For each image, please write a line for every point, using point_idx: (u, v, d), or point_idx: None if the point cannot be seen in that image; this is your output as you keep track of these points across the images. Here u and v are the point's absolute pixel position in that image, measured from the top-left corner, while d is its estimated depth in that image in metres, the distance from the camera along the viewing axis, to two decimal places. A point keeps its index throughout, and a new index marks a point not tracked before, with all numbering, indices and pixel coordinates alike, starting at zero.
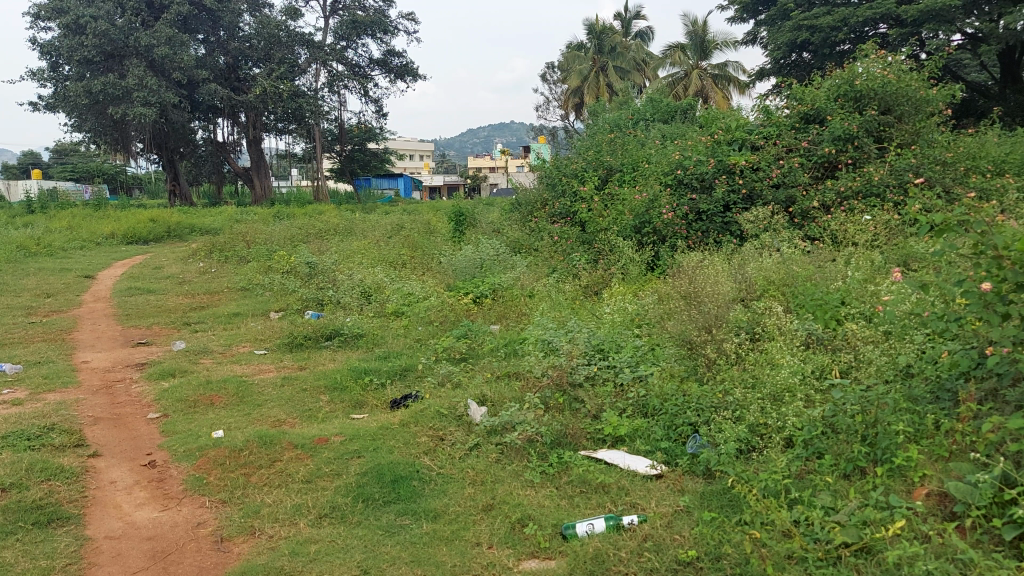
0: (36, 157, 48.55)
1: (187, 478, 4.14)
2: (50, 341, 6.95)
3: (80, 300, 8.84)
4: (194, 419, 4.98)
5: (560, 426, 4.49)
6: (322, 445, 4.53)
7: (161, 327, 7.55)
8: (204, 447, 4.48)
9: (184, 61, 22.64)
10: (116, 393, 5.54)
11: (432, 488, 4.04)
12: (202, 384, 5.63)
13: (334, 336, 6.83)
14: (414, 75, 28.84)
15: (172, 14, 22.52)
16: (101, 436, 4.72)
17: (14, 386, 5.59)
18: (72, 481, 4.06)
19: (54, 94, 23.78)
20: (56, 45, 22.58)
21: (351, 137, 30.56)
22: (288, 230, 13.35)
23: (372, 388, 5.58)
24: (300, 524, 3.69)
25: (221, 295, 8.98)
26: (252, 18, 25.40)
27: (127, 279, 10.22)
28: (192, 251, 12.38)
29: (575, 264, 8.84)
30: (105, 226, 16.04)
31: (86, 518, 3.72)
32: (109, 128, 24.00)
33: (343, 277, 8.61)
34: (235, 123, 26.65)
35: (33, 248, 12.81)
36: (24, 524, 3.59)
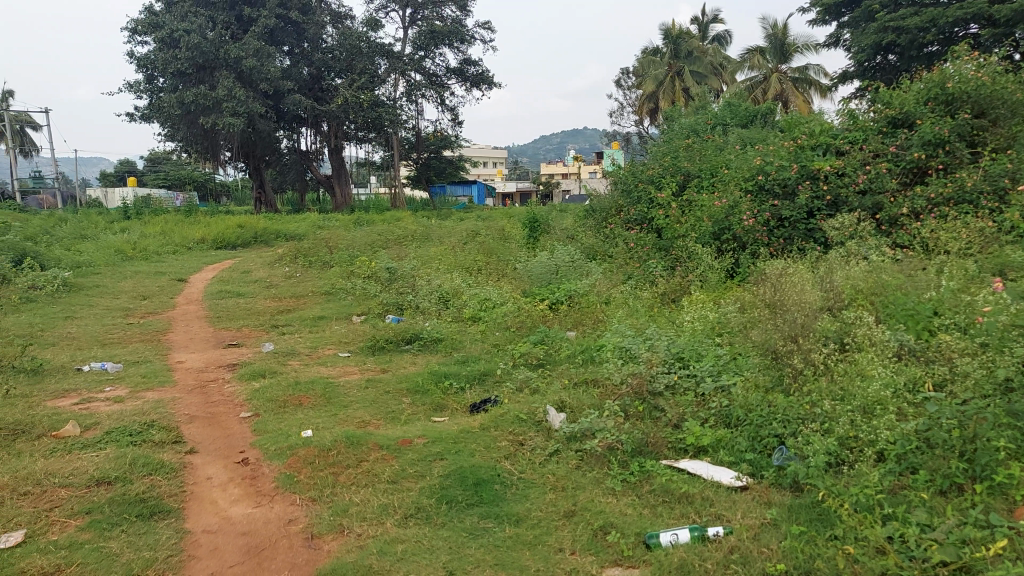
0: (132, 165, 50.48)
1: (279, 476, 4.27)
2: (146, 341, 7.26)
3: (173, 302, 9.22)
4: (283, 419, 5.13)
5: (641, 434, 4.45)
6: (406, 446, 4.61)
7: (250, 329, 7.81)
8: (293, 446, 4.62)
9: (270, 72, 23.32)
10: (209, 392, 5.75)
11: (513, 493, 4.06)
12: (290, 385, 5.79)
13: (414, 339, 6.95)
14: (490, 84, 29.04)
15: (260, 27, 23.25)
16: (196, 434, 4.90)
17: (115, 384, 5.86)
18: (172, 476, 4.23)
19: (148, 105, 24.79)
20: (152, 58, 23.59)
21: (427, 145, 30.96)
22: (368, 236, 13.63)
23: (452, 392, 5.64)
24: (387, 524, 3.76)
25: (305, 299, 9.21)
26: (334, 30, 26.04)
27: (218, 282, 10.61)
28: (277, 256, 12.77)
29: (652, 271, 8.77)
30: (195, 231, 16.68)
31: (185, 513, 3.87)
32: (200, 138, 24.90)
33: (422, 283, 8.76)
34: (318, 133, 27.33)
35: (130, 253, 13.43)
36: (128, 516, 3.76)
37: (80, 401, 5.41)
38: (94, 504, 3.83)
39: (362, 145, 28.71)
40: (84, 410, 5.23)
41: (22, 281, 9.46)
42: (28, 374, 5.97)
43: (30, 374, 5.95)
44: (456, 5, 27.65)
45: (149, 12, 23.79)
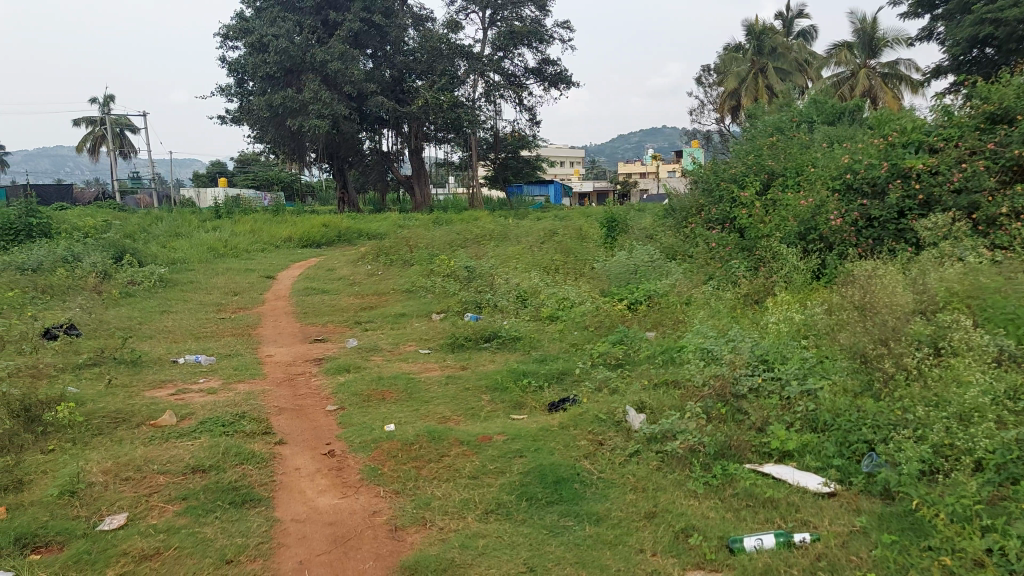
0: (224, 167, 52.34)
1: (364, 468, 4.38)
2: (238, 335, 7.54)
3: (263, 298, 9.54)
4: (367, 413, 5.25)
5: (724, 436, 4.37)
6: (486, 442, 4.65)
7: (335, 325, 8.01)
8: (377, 439, 4.73)
9: (355, 75, 23.82)
10: (297, 385, 5.93)
11: (593, 492, 4.06)
12: (374, 380, 5.92)
13: (492, 338, 7.00)
14: (568, 83, 28.99)
15: (344, 31, 23.81)
16: (285, 425, 5.07)
17: (208, 376, 6.11)
18: (262, 466, 4.38)
19: (239, 109, 25.69)
20: (242, 63, 24.43)
21: (505, 145, 31.11)
22: (447, 236, 13.79)
23: (531, 390, 5.66)
24: (468, 518, 3.81)
25: (387, 297, 9.39)
26: (416, 33, 26.43)
27: (304, 280, 10.93)
28: (360, 254, 13.05)
29: (734, 272, 8.61)
30: (282, 230, 17.19)
31: (275, 501, 4.00)
32: (287, 140, 25.65)
33: (501, 281, 8.83)
34: (399, 134, 27.79)
35: (221, 251, 13.94)
36: (222, 503, 3.92)
37: (176, 392, 5.65)
38: (190, 491, 4.00)
39: (441, 146, 29.07)
40: (180, 400, 5.47)
41: (123, 277, 9.95)
42: (129, 365, 6.27)
43: (130, 365, 6.26)
44: (536, 5, 27.70)
45: (239, 18, 24.67)
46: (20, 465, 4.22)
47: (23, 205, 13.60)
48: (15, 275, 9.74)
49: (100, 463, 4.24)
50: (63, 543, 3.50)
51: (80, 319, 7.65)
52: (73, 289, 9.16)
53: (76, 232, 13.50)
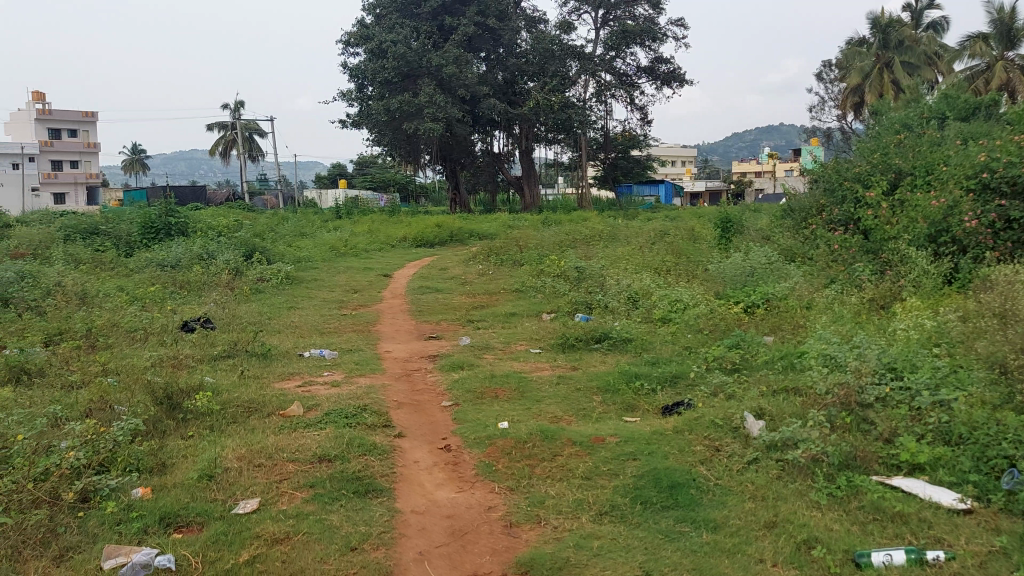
0: (343, 168, 54.18)
1: (479, 464, 4.47)
2: (358, 331, 7.83)
3: (381, 296, 9.85)
4: (482, 410, 5.34)
5: (849, 446, 4.20)
6: (599, 444, 4.65)
7: (448, 323, 8.18)
8: (492, 436, 4.81)
9: (468, 78, 24.21)
10: (415, 381, 6.10)
11: (710, 498, 3.99)
12: (487, 378, 6.02)
13: (603, 339, 6.98)
14: (681, 82, 28.52)
15: (459, 35, 24.28)
16: (404, 419, 5.23)
17: (332, 369, 6.37)
18: (383, 457, 4.54)
19: (358, 113, 26.58)
20: (363, 69, 25.28)
21: (615, 145, 30.92)
22: (558, 236, 13.85)
23: (644, 392, 5.61)
24: (582, 519, 3.82)
25: (498, 296, 9.50)
26: (528, 35, 26.64)
27: (419, 278, 11.21)
28: (472, 254, 13.28)
29: (858, 275, 8.27)
30: (398, 230, 17.68)
31: (396, 493, 4.13)
32: (403, 143, 26.34)
33: (612, 282, 8.81)
34: (510, 135, 28.07)
35: (342, 250, 14.48)
36: (347, 492, 4.08)
37: (302, 384, 5.92)
38: (317, 479, 4.18)
39: (552, 146, 29.17)
40: (305, 392, 5.73)
41: (253, 273, 10.50)
42: (259, 357, 6.62)
43: (260, 357, 6.60)
44: (649, 3, 27.40)
45: (360, 24, 25.55)
46: (164, 449, 4.52)
47: (165, 206, 14.55)
48: (157, 271, 10.45)
49: (234, 450, 4.49)
50: (202, 524, 3.72)
51: (215, 313, 8.13)
52: (208, 285, 9.73)
53: (210, 231, 14.33)
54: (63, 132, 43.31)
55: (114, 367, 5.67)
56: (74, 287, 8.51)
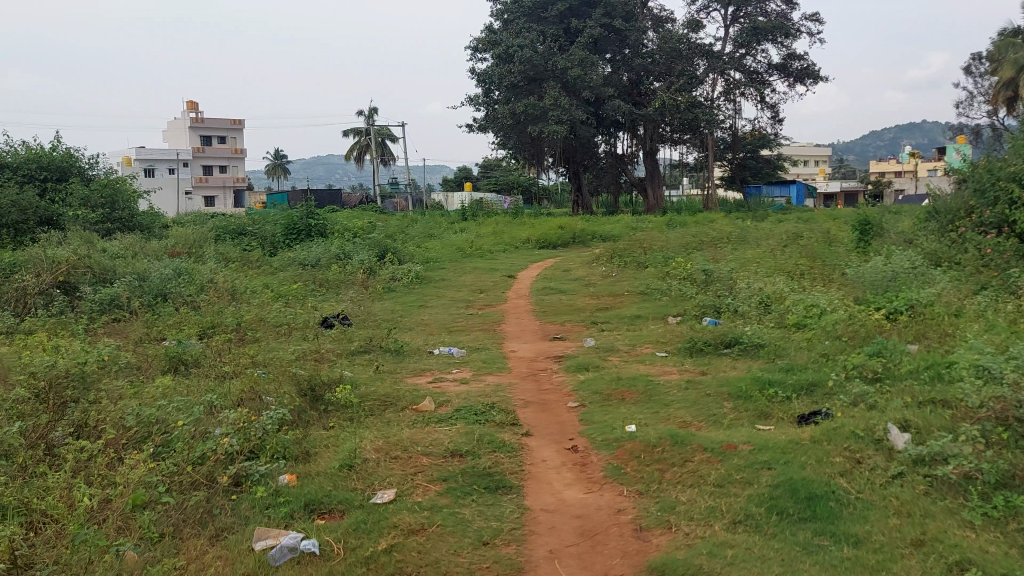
0: (468, 170, 55.18)
1: (608, 466, 4.46)
2: (485, 330, 7.97)
3: (506, 296, 9.98)
4: (609, 412, 5.32)
5: (1006, 465, 3.92)
6: (731, 451, 4.54)
7: (573, 324, 8.20)
8: (620, 439, 4.78)
9: (594, 80, 24.20)
10: (541, 380, 6.15)
11: (851, 512, 3.81)
12: (614, 380, 5.99)
13: (733, 343, 6.82)
14: (815, 78, 27.43)
15: (585, 38, 24.34)
16: (531, 417, 5.28)
17: (461, 367, 6.51)
18: (513, 455, 4.61)
19: (484, 117, 27.05)
20: (490, 73, 25.73)
21: (743, 144, 30.11)
22: (683, 238, 13.63)
23: (778, 400, 5.43)
24: (715, 527, 3.74)
25: (623, 298, 9.45)
26: (655, 35, 26.36)
27: (544, 279, 11.29)
28: (596, 255, 13.25)
29: (1013, 282, 7.71)
30: (523, 232, 17.86)
31: (525, 490, 4.18)
32: (527, 146, 26.60)
33: (742, 286, 8.60)
34: (634, 136, 27.81)
35: (469, 251, 14.79)
36: (479, 487, 4.17)
37: (433, 380, 6.09)
38: (450, 473, 4.30)
39: (677, 147, 28.69)
40: (437, 388, 5.89)
41: (386, 272, 10.87)
42: (392, 353, 6.85)
43: (394, 353, 6.83)
44: None
45: (488, 30, 26.03)
46: (308, 438, 4.76)
47: (305, 209, 15.31)
48: (298, 269, 11.02)
49: (373, 442, 4.67)
50: (343, 511, 3.90)
51: (351, 310, 8.48)
52: (344, 284, 10.17)
53: (346, 232, 14.97)
54: (213, 139, 46.26)
55: (261, 360, 6.01)
56: (225, 283, 9.09)
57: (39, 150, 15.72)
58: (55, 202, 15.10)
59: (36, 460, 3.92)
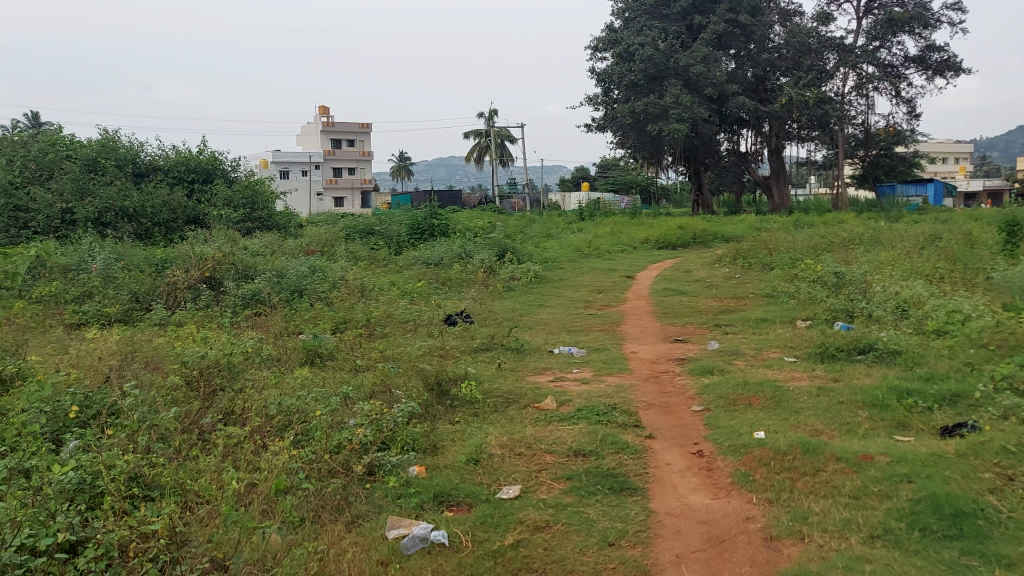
0: (585, 171, 54.99)
1: (735, 472, 4.36)
2: (605, 331, 7.95)
3: (625, 297, 9.91)
4: (736, 417, 5.20)
5: None
6: (867, 462, 4.35)
7: (696, 326, 8.05)
8: (748, 445, 4.67)
9: (717, 77, 23.69)
10: (663, 383, 6.08)
11: (1002, 532, 3.54)
12: (740, 384, 5.84)
13: (867, 350, 6.51)
14: (957, 71, 25.79)
15: (709, 34, 23.86)
16: (654, 420, 5.24)
17: (582, 367, 6.52)
18: (637, 457, 4.58)
19: (603, 117, 26.93)
20: (610, 73, 25.59)
21: (876, 141, 28.67)
22: (811, 239, 13.11)
23: (917, 410, 5.15)
24: (851, 540, 3.59)
25: (748, 301, 9.21)
26: (782, 29, 25.50)
27: (664, 280, 11.13)
28: (718, 257, 12.95)
29: None
30: (642, 232, 17.65)
31: (650, 493, 4.15)
32: (647, 145, 26.29)
33: (877, 289, 8.20)
34: (759, 134, 26.99)
35: (587, 252, 14.75)
36: (603, 488, 4.17)
37: (555, 379, 6.13)
38: (574, 473, 4.32)
39: (805, 145, 27.63)
40: (558, 387, 5.92)
41: (505, 272, 11.01)
42: (514, 351, 6.93)
43: (515, 352, 6.92)
44: None
45: (609, 29, 25.91)
46: (436, 432, 4.89)
47: (429, 209, 15.70)
48: (422, 268, 11.32)
49: (497, 438, 4.77)
50: (470, 505, 3.98)
51: (473, 309, 8.64)
52: (466, 283, 10.37)
53: (467, 232, 15.25)
54: (342, 142, 48.15)
55: (390, 355, 6.21)
56: (354, 281, 9.45)
57: (188, 153, 16.77)
58: (201, 202, 16.08)
59: (189, 444, 4.19)
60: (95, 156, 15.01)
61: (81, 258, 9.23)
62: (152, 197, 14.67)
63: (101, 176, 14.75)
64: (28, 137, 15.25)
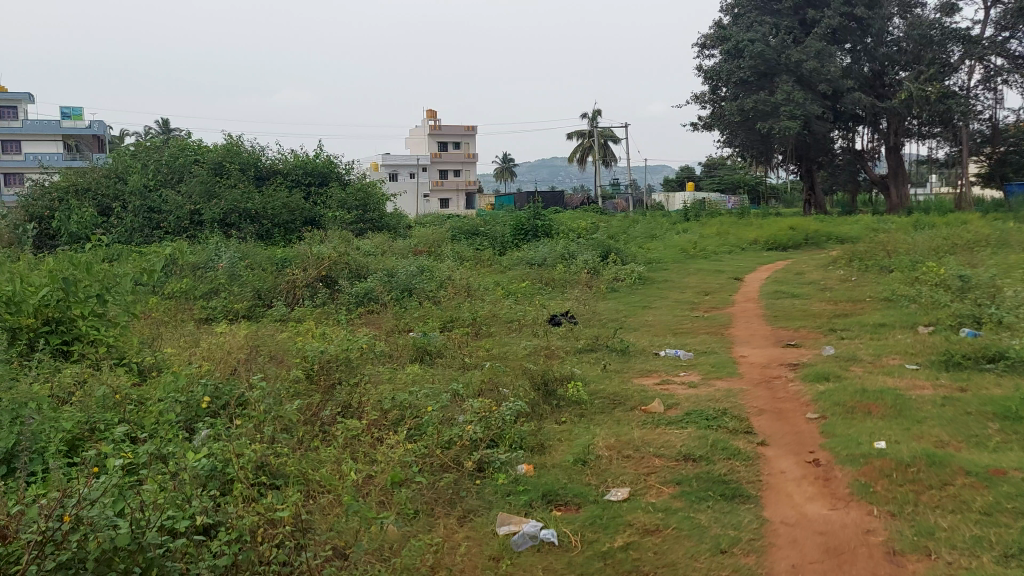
0: (690, 170, 53.95)
1: (854, 483, 4.20)
2: (713, 334, 7.79)
3: (733, 299, 9.69)
4: (854, 425, 5.01)
5: None
6: (999, 477, 4.10)
7: (809, 331, 7.79)
8: (867, 455, 4.49)
9: (831, 72, 22.85)
10: (775, 388, 5.92)
11: None
12: (858, 392, 5.61)
13: (998, 358, 6.13)
14: None
15: (823, 28, 23.08)
16: (766, 426, 5.11)
17: (689, 370, 6.42)
18: (749, 463, 4.48)
19: (710, 115, 26.41)
20: (718, 70, 25.07)
21: (1005, 138, 26.91)
22: (933, 241, 12.44)
23: None
24: (982, 558, 3.39)
25: (864, 305, 8.84)
26: (902, 21, 24.30)
27: (774, 283, 10.81)
28: (831, 258, 12.47)
29: None
30: (751, 233, 17.19)
31: (763, 500, 4.05)
32: (756, 143, 25.61)
33: (1007, 294, 7.70)
34: (875, 130, 25.82)
35: (693, 253, 14.49)
36: (715, 494, 4.10)
37: (662, 382, 6.06)
38: (684, 477, 4.27)
39: (926, 142, 26.21)
40: (665, 390, 5.85)
41: (610, 273, 10.96)
42: (619, 353, 6.90)
43: (621, 353, 6.87)
44: None
45: (717, 26, 25.40)
46: (543, 431, 4.93)
47: (533, 210, 15.79)
48: (526, 269, 11.41)
49: (605, 440, 4.77)
50: (579, 505, 3.99)
51: (577, 310, 8.64)
52: (570, 283, 10.39)
53: (571, 233, 15.26)
54: (448, 145, 49.12)
55: (497, 354, 6.30)
56: (461, 280, 9.63)
57: (305, 157, 17.48)
58: (317, 204, 16.73)
59: (311, 435, 4.38)
60: (220, 160, 15.86)
61: (209, 257, 9.77)
62: (273, 199, 15.39)
63: (227, 180, 15.56)
64: (162, 143, 16.26)
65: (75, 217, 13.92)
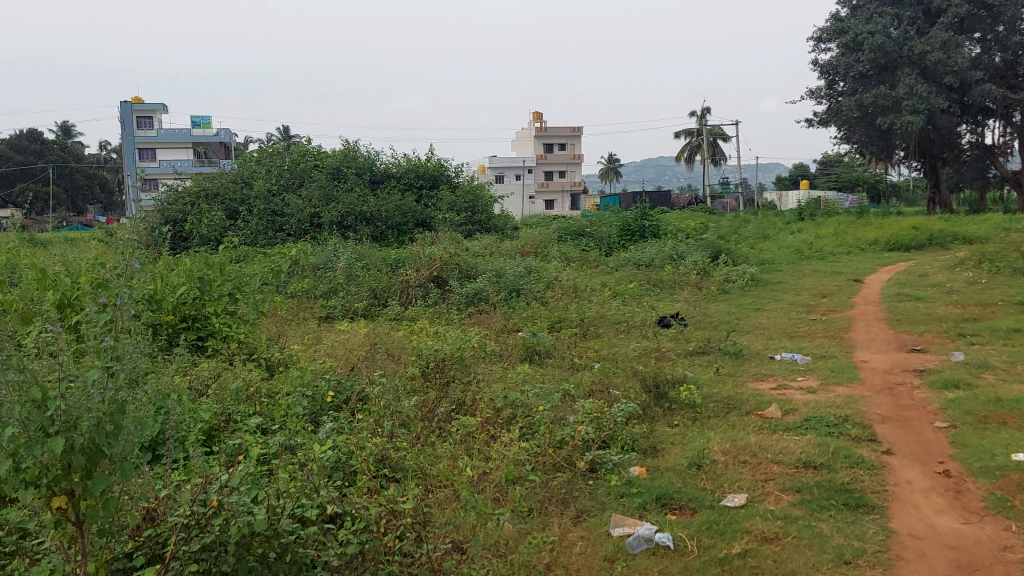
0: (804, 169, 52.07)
1: (989, 497, 3.98)
2: (830, 337, 7.53)
3: (852, 301, 9.33)
4: (988, 436, 4.74)
5: None
6: None
7: (935, 335, 7.42)
8: (1004, 468, 4.24)
9: (959, 63, 21.59)
10: (899, 395, 5.67)
11: None
12: (991, 401, 5.30)
13: None
14: None
15: (949, 18, 21.86)
16: (891, 434, 4.90)
17: (807, 375, 6.23)
18: (873, 473, 4.31)
19: (826, 111, 25.44)
20: (834, 64, 24.14)
21: None
22: None
23: None
24: None
25: (995, 308, 8.33)
26: None
27: (896, 285, 10.33)
28: (959, 259, 11.80)
29: None
30: (870, 233, 16.48)
31: (889, 511, 3.89)
32: (875, 139, 24.49)
33: None
34: (1008, 124, 24.17)
35: (808, 253, 14.02)
36: (837, 503, 3.97)
37: (777, 387, 5.90)
38: (804, 485, 4.15)
39: None
40: (781, 395, 5.70)
41: (720, 274, 10.76)
42: (732, 356, 6.78)
43: (733, 356, 6.75)
44: None
45: (834, 18, 24.45)
46: (655, 434, 4.89)
47: (641, 211, 15.66)
48: (634, 269, 11.35)
49: (720, 444, 4.69)
50: (694, 509, 3.95)
51: (687, 312, 8.52)
52: (679, 284, 10.26)
53: (680, 233, 15.05)
54: (554, 146, 49.32)
55: (607, 355, 6.30)
56: (569, 281, 9.67)
57: (417, 160, 17.93)
58: (428, 207, 17.15)
59: (428, 430, 4.51)
60: (338, 164, 16.47)
61: (329, 258, 10.18)
62: (386, 202, 15.87)
63: (344, 184, 16.17)
64: (285, 150, 17.04)
65: (206, 220, 14.76)
